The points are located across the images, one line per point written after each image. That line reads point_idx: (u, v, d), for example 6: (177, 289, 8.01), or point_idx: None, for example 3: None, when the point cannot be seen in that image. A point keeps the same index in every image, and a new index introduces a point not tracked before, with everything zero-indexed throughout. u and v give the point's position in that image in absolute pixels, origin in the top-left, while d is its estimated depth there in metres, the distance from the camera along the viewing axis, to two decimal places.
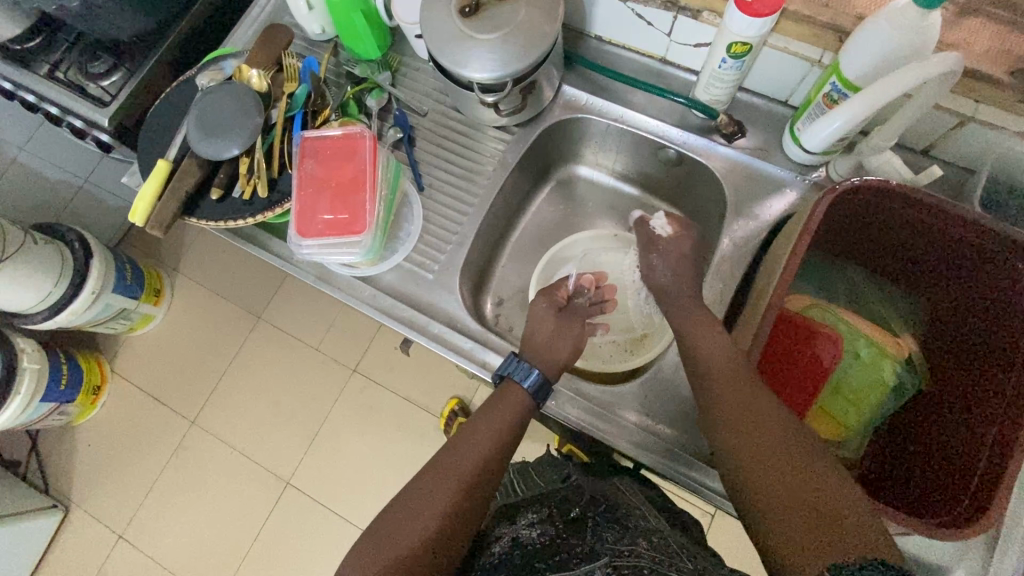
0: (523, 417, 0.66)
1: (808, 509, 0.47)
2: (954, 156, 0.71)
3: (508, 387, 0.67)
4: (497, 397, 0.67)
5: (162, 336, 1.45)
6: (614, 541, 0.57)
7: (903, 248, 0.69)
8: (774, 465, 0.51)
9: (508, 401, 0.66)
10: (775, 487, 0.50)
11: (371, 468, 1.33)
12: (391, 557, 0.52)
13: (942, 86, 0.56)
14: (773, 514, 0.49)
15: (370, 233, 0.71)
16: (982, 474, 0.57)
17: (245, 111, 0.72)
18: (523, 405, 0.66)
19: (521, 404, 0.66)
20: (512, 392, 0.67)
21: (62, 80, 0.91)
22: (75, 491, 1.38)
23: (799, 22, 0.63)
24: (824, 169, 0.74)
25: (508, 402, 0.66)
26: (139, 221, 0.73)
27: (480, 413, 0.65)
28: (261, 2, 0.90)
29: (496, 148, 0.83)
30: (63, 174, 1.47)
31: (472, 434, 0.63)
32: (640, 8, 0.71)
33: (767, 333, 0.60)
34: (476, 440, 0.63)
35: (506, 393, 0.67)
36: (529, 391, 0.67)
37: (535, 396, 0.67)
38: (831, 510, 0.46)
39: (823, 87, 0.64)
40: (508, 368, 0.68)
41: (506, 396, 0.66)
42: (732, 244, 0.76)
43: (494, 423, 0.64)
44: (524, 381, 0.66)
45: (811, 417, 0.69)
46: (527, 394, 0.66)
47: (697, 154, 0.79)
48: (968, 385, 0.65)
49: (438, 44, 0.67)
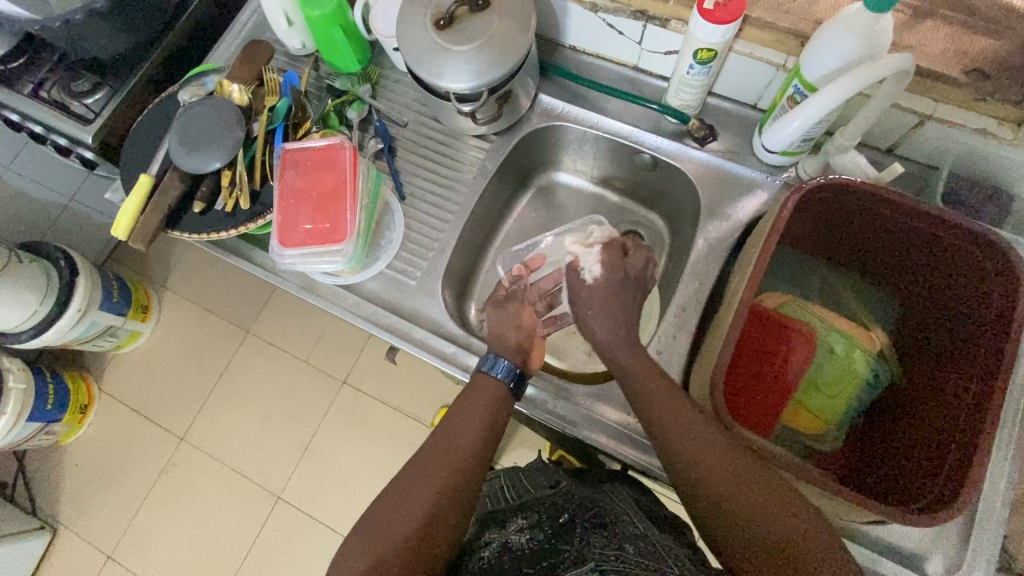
0: (499, 410, 0.65)
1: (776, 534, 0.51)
2: (918, 155, 0.73)
3: (480, 378, 0.67)
4: (470, 389, 0.66)
5: (151, 352, 1.45)
6: (601, 546, 0.55)
7: (872, 244, 0.71)
8: (736, 495, 0.53)
9: (484, 393, 0.66)
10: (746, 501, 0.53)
11: (362, 481, 1.32)
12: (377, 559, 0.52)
13: (897, 84, 0.58)
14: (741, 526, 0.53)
15: (351, 241, 0.72)
16: (952, 464, 0.58)
17: (225, 125, 0.73)
18: (499, 395, 0.66)
19: (498, 394, 0.66)
20: (485, 382, 0.66)
21: (46, 98, 0.92)
22: (63, 511, 1.36)
23: (763, 28, 0.66)
24: (793, 170, 0.76)
25: (481, 394, 0.66)
26: (122, 235, 0.74)
27: (457, 406, 0.65)
28: (243, 18, 0.92)
29: (475, 157, 0.85)
30: (49, 192, 1.47)
31: (452, 428, 0.63)
32: (610, 17, 0.74)
33: (740, 328, 0.62)
34: (457, 433, 0.63)
35: (479, 385, 0.67)
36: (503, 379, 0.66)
37: (509, 384, 0.66)
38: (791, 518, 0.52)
39: (787, 89, 0.67)
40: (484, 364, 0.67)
41: (479, 386, 0.66)
42: (708, 243, 0.78)
43: (473, 416, 0.64)
44: (497, 372, 0.66)
45: (789, 411, 0.70)
46: (500, 383, 0.66)
47: (672, 157, 0.81)
48: (937, 378, 0.66)
49: (415, 56, 0.69)
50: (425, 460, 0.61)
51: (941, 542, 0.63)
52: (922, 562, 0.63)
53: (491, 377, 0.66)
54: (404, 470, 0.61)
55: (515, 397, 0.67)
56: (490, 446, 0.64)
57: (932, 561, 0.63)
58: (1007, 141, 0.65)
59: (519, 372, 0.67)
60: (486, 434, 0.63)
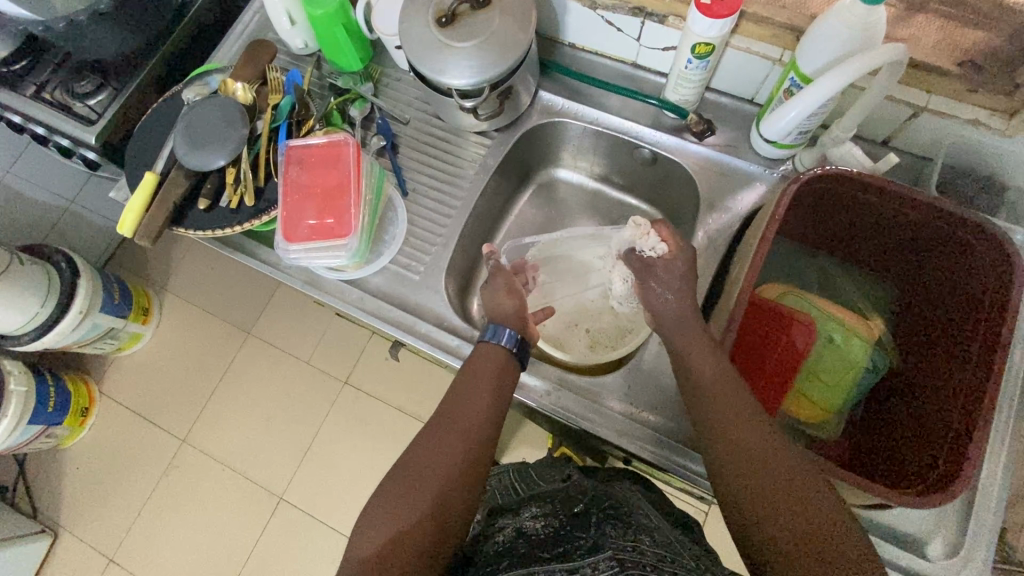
0: (504, 381, 0.65)
1: (791, 501, 0.50)
2: (913, 147, 0.74)
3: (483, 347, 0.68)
4: (472, 359, 0.67)
5: (152, 354, 1.45)
6: (616, 536, 0.53)
7: (868, 234, 0.72)
8: (772, 468, 0.53)
9: (489, 362, 0.66)
10: (761, 475, 0.53)
11: (364, 480, 1.32)
12: (382, 541, 0.52)
13: (891, 73, 0.59)
14: (756, 494, 0.52)
15: (356, 236, 0.72)
16: (949, 452, 0.60)
17: (230, 122, 0.74)
18: (508, 365, 0.67)
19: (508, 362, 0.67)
20: (491, 352, 0.67)
21: (48, 99, 0.93)
22: (64, 515, 1.36)
23: (758, 23, 0.67)
24: (791, 163, 0.77)
25: (496, 373, 0.66)
26: (127, 232, 0.74)
27: (466, 376, 0.65)
28: (246, 19, 0.93)
29: (476, 153, 0.86)
30: (49, 195, 1.48)
31: (455, 408, 0.63)
32: (609, 14, 0.75)
33: (739, 317, 0.63)
34: (462, 411, 0.62)
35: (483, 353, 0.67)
36: (507, 348, 0.68)
37: (514, 351, 0.68)
38: (811, 500, 0.50)
39: (783, 82, 0.68)
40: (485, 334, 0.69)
41: (485, 356, 0.67)
42: (707, 236, 0.79)
43: (481, 390, 0.64)
44: (500, 340, 0.67)
45: (789, 400, 0.71)
46: (507, 352, 0.67)
47: (672, 152, 0.82)
48: (934, 367, 0.67)
49: (418, 53, 0.70)
50: (432, 440, 0.60)
51: (942, 527, 0.64)
52: (922, 547, 0.64)
53: (493, 346, 0.67)
54: (412, 456, 0.60)
55: (520, 364, 0.68)
56: (492, 427, 0.62)
57: (932, 545, 0.64)
58: (998, 132, 0.67)
59: (521, 340, 0.68)
60: (496, 411, 0.63)
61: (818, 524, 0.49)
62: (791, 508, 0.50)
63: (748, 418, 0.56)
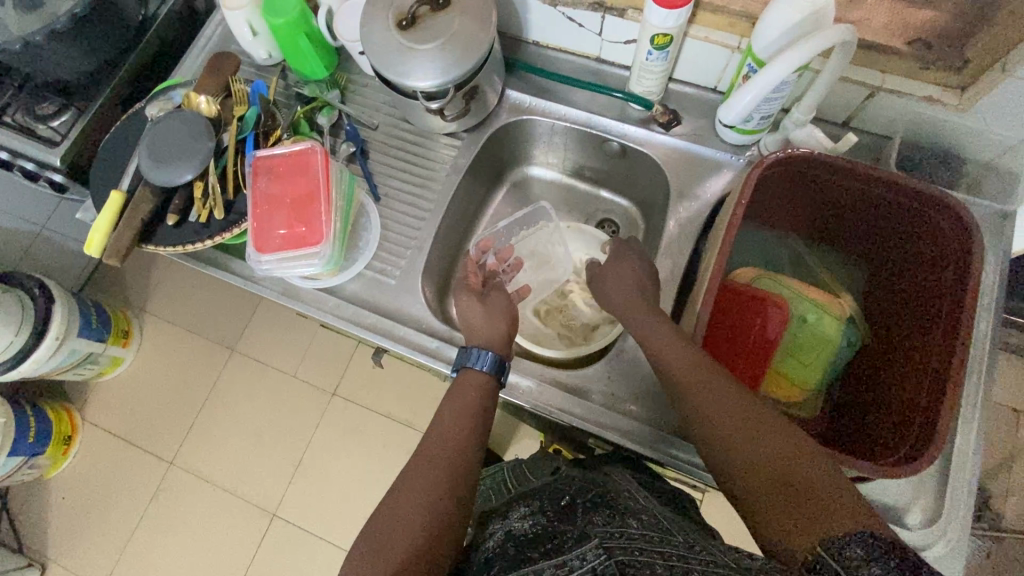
0: (488, 402, 0.66)
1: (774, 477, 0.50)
2: (872, 126, 0.76)
3: (465, 376, 0.67)
4: (456, 387, 0.67)
5: (135, 377, 1.42)
6: (602, 524, 0.52)
7: (834, 212, 0.73)
8: (762, 440, 0.52)
9: (467, 388, 0.67)
10: (756, 450, 0.52)
11: (358, 491, 1.31)
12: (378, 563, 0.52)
13: (842, 54, 0.61)
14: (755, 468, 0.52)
15: (327, 243, 0.72)
16: (921, 424, 0.61)
17: (195, 137, 0.73)
18: (484, 389, 0.66)
19: (486, 391, 0.67)
20: (471, 380, 0.67)
21: (10, 123, 0.91)
22: (52, 546, 1.32)
23: (715, 12, 0.69)
24: (756, 148, 0.79)
25: (465, 391, 0.66)
26: (95, 252, 0.74)
27: (445, 403, 0.65)
28: (208, 32, 0.93)
29: (448, 154, 0.86)
30: (21, 222, 1.45)
31: (443, 432, 0.62)
32: (570, 11, 0.76)
33: (711, 302, 0.64)
34: (450, 440, 0.62)
35: (464, 381, 0.67)
36: (489, 373, 0.67)
37: (498, 377, 0.68)
38: (799, 473, 0.49)
39: (742, 69, 0.69)
40: (463, 359, 0.68)
41: (463, 382, 0.67)
42: (678, 224, 0.79)
43: (452, 404, 0.65)
44: (482, 365, 0.67)
45: (766, 382, 0.72)
46: (489, 377, 0.67)
47: (640, 144, 0.83)
48: (904, 341, 0.69)
49: (381, 57, 0.70)
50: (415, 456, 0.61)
51: (920, 494, 0.66)
52: (902, 515, 0.65)
53: (478, 372, 0.67)
54: (403, 477, 0.59)
55: (500, 385, 0.69)
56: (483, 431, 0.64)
57: (911, 514, 0.65)
58: (953, 107, 0.68)
59: (499, 359, 0.68)
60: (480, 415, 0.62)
61: (804, 488, 0.48)
62: (790, 494, 0.48)
63: (710, 412, 0.56)
